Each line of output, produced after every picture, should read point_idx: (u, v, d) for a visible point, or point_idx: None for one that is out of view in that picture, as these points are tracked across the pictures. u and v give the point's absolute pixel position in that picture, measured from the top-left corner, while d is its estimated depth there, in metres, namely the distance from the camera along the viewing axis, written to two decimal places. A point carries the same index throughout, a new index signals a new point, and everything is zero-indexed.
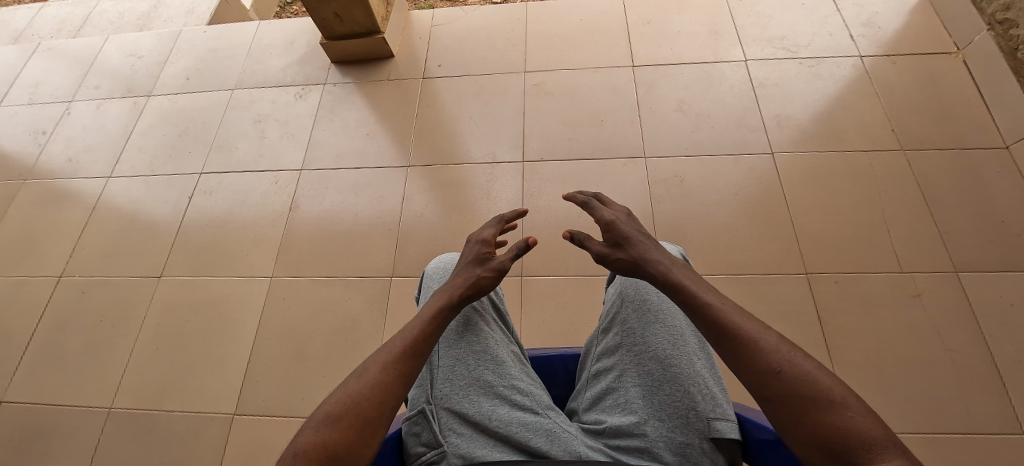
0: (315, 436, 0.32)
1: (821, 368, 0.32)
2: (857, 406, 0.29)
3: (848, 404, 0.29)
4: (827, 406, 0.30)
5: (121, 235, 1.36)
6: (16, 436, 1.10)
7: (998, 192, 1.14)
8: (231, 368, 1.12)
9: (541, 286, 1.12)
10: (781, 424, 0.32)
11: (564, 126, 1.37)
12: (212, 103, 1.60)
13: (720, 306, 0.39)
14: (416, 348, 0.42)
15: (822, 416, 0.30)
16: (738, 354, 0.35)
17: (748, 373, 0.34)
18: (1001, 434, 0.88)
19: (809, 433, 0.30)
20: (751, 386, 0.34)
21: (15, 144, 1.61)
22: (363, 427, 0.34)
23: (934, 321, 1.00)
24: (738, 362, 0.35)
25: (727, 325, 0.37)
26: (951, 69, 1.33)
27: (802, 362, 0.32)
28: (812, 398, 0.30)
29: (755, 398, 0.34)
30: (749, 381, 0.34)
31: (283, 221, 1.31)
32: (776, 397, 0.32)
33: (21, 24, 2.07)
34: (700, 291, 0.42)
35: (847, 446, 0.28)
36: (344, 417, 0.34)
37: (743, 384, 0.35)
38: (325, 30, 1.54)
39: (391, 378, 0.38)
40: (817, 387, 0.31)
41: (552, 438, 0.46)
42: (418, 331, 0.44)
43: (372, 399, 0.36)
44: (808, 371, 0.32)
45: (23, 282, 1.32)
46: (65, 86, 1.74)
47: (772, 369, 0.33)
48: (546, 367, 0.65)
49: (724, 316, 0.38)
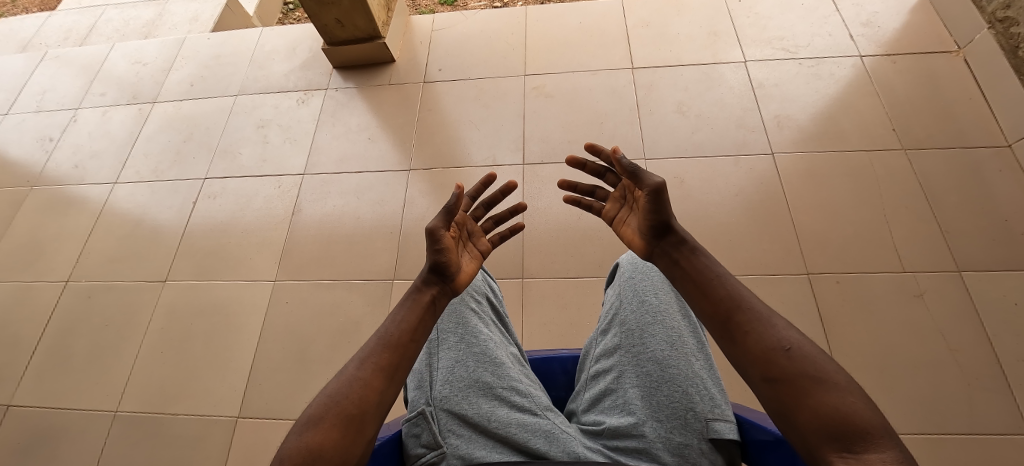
0: (300, 440, 0.33)
1: (827, 357, 0.32)
2: (859, 395, 0.29)
3: (850, 390, 0.29)
4: (830, 388, 0.29)
5: (127, 240, 1.37)
6: (23, 439, 1.11)
7: (1000, 190, 1.13)
8: (234, 371, 1.13)
9: (542, 288, 1.13)
10: (778, 405, 0.31)
11: (564, 129, 1.37)
12: (216, 109, 1.62)
13: (735, 287, 0.40)
14: (395, 340, 0.43)
15: (823, 398, 0.29)
16: (748, 329, 0.36)
17: (755, 352, 0.34)
18: (1005, 434, 0.87)
19: (807, 413, 0.29)
20: (753, 367, 0.34)
21: (23, 151, 1.63)
22: (348, 426, 0.35)
23: (937, 320, 1.00)
24: (746, 339, 0.35)
25: (741, 303, 0.38)
26: (952, 69, 1.32)
27: (810, 347, 0.33)
28: (817, 381, 0.30)
29: (754, 380, 0.34)
30: (753, 359, 0.34)
31: (286, 225, 1.32)
32: (781, 376, 0.32)
33: (29, 33, 2.10)
34: (714, 267, 0.43)
35: (846, 429, 0.27)
36: (329, 416, 0.35)
37: (743, 362, 0.35)
38: (326, 36, 1.55)
39: (370, 373, 0.39)
40: (822, 371, 0.31)
41: (551, 438, 0.47)
42: (396, 323, 0.45)
43: (352, 396, 0.37)
44: (817, 355, 0.32)
45: (31, 287, 1.34)
46: (71, 93, 1.77)
47: (782, 346, 0.33)
48: (545, 369, 0.65)
49: (739, 296, 0.39)
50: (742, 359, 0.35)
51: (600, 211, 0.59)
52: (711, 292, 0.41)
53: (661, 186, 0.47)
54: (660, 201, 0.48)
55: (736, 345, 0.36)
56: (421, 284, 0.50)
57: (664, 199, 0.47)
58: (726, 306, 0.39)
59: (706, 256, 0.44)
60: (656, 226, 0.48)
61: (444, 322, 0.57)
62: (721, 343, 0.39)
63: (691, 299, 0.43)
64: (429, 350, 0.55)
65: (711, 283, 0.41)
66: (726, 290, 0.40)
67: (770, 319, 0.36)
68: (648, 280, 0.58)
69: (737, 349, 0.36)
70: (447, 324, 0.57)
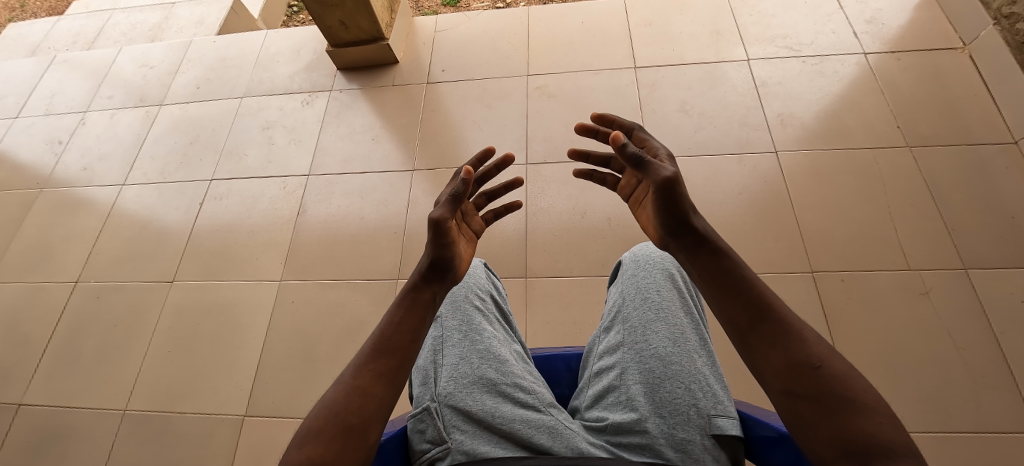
0: (300, 453, 0.33)
1: (857, 373, 0.31)
2: (885, 415, 0.29)
3: (877, 411, 0.29)
4: (855, 407, 0.29)
5: (135, 241, 1.39)
6: (35, 437, 1.13)
7: (1007, 187, 1.13)
8: (241, 370, 1.14)
9: (546, 287, 1.13)
10: (797, 418, 0.32)
11: (567, 128, 1.38)
12: (222, 111, 1.64)
13: (765, 294, 0.39)
14: (393, 344, 0.43)
15: (847, 417, 0.29)
16: (774, 341, 0.36)
17: (779, 364, 0.34)
18: (1013, 433, 0.87)
19: (826, 430, 0.30)
20: (774, 377, 0.34)
21: (33, 153, 1.66)
22: (347, 435, 0.35)
23: (943, 318, 0.99)
24: (771, 352, 0.35)
25: (768, 311, 0.37)
26: (958, 65, 1.31)
27: (840, 363, 0.32)
28: (843, 399, 0.30)
29: (773, 391, 0.34)
30: (775, 370, 0.34)
31: (292, 225, 1.34)
32: (803, 391, 0.32)
33: (38, 37, 2.13)
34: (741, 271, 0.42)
35: (867, 448, 0.27)
36: (326, 426, 0.35)
37: (765, 374, 0.35)
38: (331, 38, 1.56)
39: (367, 381, 0.39)
40: (849, 389, 0.30)
41: (555, 435, 0.47)
42: (393, 325, 0.45)
43: (352, 406, 0.37)
44: (847, 371, 0.32)
45: (42, 288, 1.36)
46: (80, 96, 1.79)
47: (810, 361, 0.33)
48: (548, 367, 0.66)
49: (767, 304, 0.38)
50: (763, 369, 0.35)
51: (615, 185, 0.61)
52: (736, 297, 0.40)
53: (672, 180, 0.48)
54: (676, 192, 0.48)
55: (761, 352, 0.36)
56: (420, 279, 0.51)
57: (681, 189, 0.48)
58: (752, 313, 0.38)
59: (730, 256, 0.44)
60: (673, 217, 0.48)
61: (449, 319, 0.57)
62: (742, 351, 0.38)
63: (710, 299, 0.43)
64: (433, 347, 0.55)
65: (737, 284, 0.41)
66: (755, 294, 0.39)
67: (803, 332, 0.35)
68: (650, 277, 0.58)
69: (758, 359, 0.36)
70: (451, 320, 0.57)
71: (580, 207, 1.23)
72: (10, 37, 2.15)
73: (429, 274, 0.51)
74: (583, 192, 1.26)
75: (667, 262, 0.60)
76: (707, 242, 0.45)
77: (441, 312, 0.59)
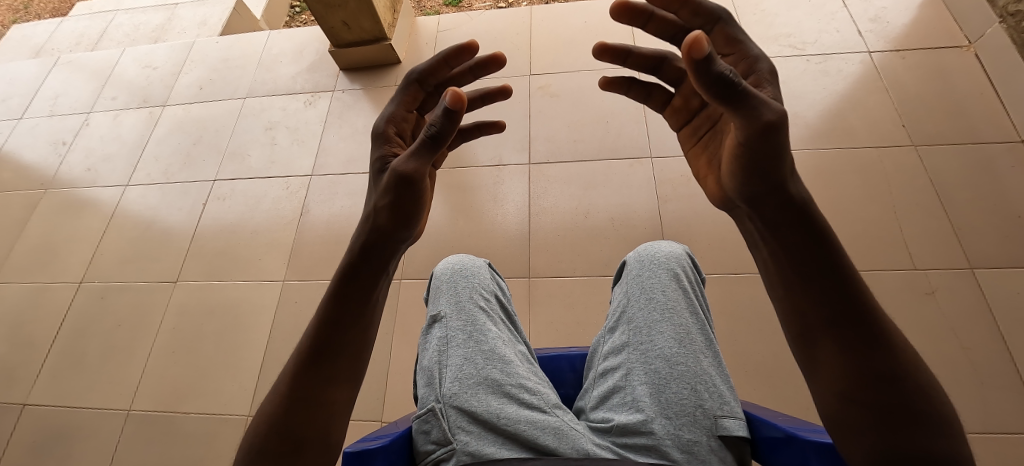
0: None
1: (925, 385, 0.33)
2: (946, 433, 0.31)
3: (943, 432, 0.31)
4: (922, 428, 0.31)
5: (139, 241, 1.40)
6: (40, 437, 1.14)
7: (1013, 186, 1.12)
8: (245, 370, 1.14)
9: (549, 287, 1.13)
10: (852, 426, 0.33)
11: (570, 128, 1.37)
12: (224, 111, 1.64)
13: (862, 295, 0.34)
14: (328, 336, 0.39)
15: (913, 437, 0.31)
16: (854, 348, 0.33)
17: (850, 373, 0.33)
18: (1019, 433, 0.86)
19: (886, 444, 0.32)
20: (833, 381, 0.34)
21: (38, 154, 1.66)
22: (300, 454, 0.36)
23: (949, 318, 0.99)
24: (845, 360, 0.34)
25: (858, 316, 0.34)
26: (963, 64, 1.31)
27: (911, 373, 0.33)
28: (912, 416, 0.31)
29: (827, 391, 0.35)
30: (842, 378, 0.34)
31: (295, 225, 1.34)
32: (867, 403, 0.32)
33: (42, 39, 2.14)
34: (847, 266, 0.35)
35: None
36: (277, 445, 0.35)
37: (825, 376, 0.35)
38: (333, 38, 1.56)
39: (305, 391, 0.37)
40: (920, 406, 0.32)
41: (560, 436, 0.47)
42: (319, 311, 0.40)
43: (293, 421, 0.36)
44: (920, 386, 0.32)
45: (46, 288, 1.36)
46: (84, 97, 1.80)
47: (890, 374, 0.32)
48: (552, 367, 0.66)
49: (857, 306, 0.34)
50: (822, 370, 0.35)
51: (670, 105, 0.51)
52: (828, 298, 0.34)
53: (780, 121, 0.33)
54: (780, 140, 0.33)
55: (822, 346, 0.35)
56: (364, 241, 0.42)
57: (786, 135, 0.33)
58: (842, 318, 0.34)
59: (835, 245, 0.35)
60: (757, 176, 0.36)
61: (453, 319, 0.57)
62: (800, 347, 0.37)
63: (777, 279, 0.38)
64: (438, 347, 0.55)
65: (837, 283, 0.34)
66: (851, 295, 0.34)
67: (886, 334, 0.33)
68: (656, 278, 0.58)
69: (822, 361, 0.35)
70: (455, 321, 0.57)
71: (583, 207, 1.23)
72: (15, 38, 2.16)
73: (376, 237, 0.42)
74: (586, 192, 1.25)
75: (672, 262, 0.59)
76: (806, 224, 0.35)
77: (446, 313, 0.59)
